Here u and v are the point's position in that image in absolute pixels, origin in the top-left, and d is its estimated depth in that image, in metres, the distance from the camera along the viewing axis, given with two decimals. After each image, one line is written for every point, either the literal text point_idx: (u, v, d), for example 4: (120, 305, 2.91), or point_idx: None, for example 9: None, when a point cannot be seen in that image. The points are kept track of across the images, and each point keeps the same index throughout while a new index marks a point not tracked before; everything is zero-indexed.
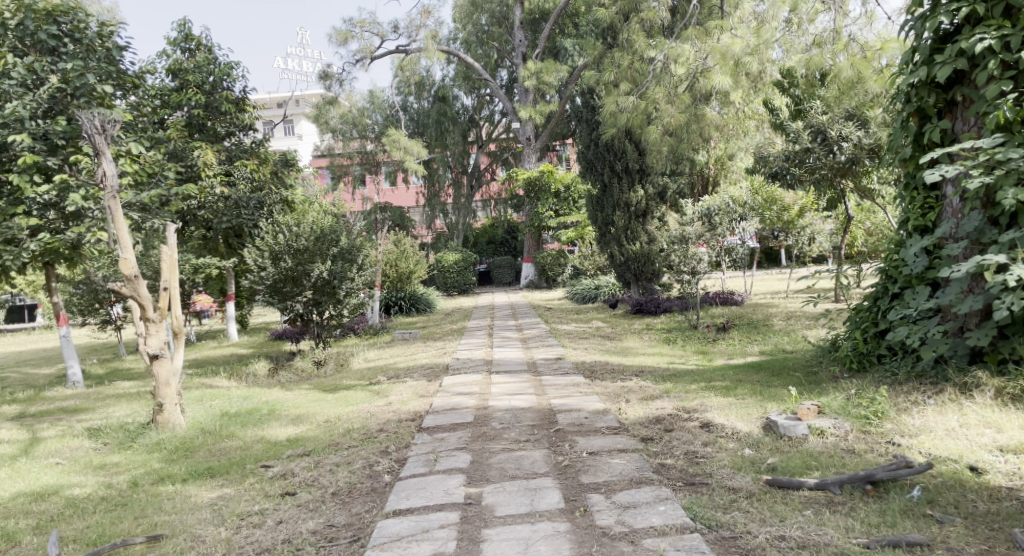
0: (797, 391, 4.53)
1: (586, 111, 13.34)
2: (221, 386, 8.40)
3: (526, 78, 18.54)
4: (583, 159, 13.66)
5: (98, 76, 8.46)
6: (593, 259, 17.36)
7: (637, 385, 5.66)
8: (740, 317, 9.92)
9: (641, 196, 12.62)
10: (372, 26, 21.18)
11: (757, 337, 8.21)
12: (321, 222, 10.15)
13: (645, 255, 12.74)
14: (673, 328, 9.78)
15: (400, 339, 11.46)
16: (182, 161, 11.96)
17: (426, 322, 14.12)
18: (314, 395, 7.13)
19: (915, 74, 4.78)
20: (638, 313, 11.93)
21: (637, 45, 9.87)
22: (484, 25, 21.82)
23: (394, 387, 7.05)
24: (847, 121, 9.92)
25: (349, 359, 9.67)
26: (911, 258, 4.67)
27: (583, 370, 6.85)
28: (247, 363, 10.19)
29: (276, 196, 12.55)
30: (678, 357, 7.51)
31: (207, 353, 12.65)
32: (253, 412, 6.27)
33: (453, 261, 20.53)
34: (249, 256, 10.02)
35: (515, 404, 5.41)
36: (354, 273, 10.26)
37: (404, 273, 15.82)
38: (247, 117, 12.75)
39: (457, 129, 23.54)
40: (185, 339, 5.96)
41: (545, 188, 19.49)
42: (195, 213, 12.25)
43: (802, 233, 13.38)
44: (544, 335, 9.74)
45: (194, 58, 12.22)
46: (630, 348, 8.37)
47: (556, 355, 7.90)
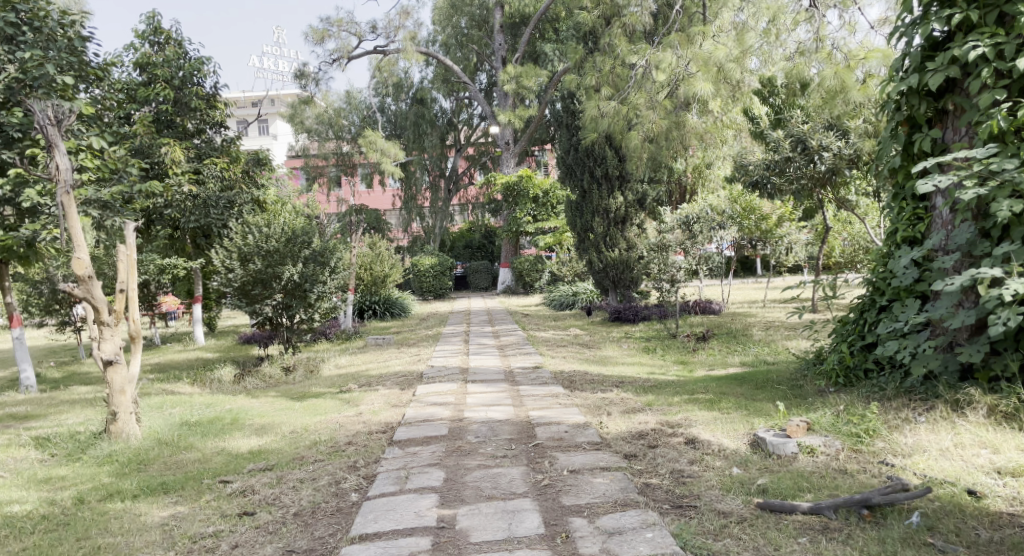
0: (785, 406, 4.37)
1: (566, 116, 13.20)
2: (184, 392, 8.13)
3: (504, 82, 18.38)
4: (562, 164, 13.50)
5: (59, 67, 7.97)
6: (571, 265, 17.19)
7: (618, 397, 5.49)
8: (719, 327, 9.80)
9: (620, 203, 12.48)
10: (349, 25, 20.93)
11: (737, 347, 8.08)
12: (292, 223, 9.88)
13: (624, 262, 12.63)
14: (652, 336, 9.63)
15: (373, 345, 11.22)
16: (150, 158, 11.61)
17: (401, 327, 13.87)
18: (281, 404, 6.89)
19: (906, 82, 4.64)
20: (616, 321, 11.78)
21: (618, 50, 9.75)
22: (463, 28, 21.64)
23: (366, 396, 6.82)
24: (828, 131, 9.82)
25: (319, 365, 9.40)
26: (900, 270, 4.53)
27: (562, 379, 6.66)
28: (214, 368, 9.89)
29: (248, 196, 12.24)
30: (658, 367, 7.35)
31: (174, 356, 12.29)
32: (215, 422, 6.05)
33: (429, 266, 20.25)
34: (217, 257, 9.73)
35: (493, 415, 5.20)
36: (326, 277, 10.00)
37: (379, 277, 15.55)
38: (218, 114, 12.44)
39: (435, 132, 23.31)
40: (142, 344, 5.71)
41: (523, 193, 19.33)
42: (162, 213, 11.91)
43: (782, 242, 13.29)
44: (521, 343, 9.53)
45: (164, 53, 11.90)
46: (609, 357, 8.19)
47: (534, 364, 7.70)
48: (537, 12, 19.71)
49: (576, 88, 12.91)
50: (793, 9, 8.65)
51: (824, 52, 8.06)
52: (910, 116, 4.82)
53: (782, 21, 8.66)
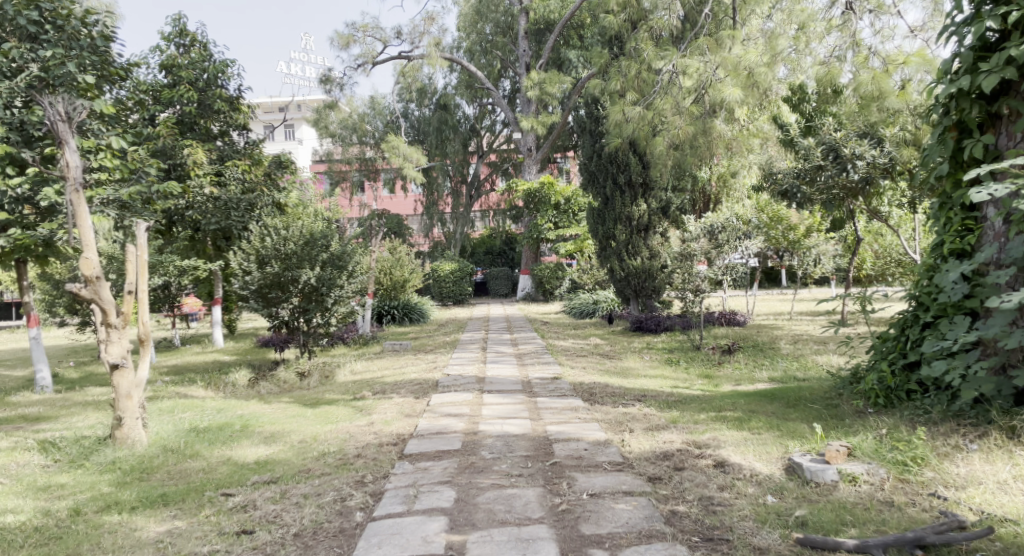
0: (822, 429, 4.09)
1: (590, 122, 12.99)
2: (196, 397, 7.96)
3: (528, 88, 18.19)
4: (585, 171, 13.25)
5: (79, 66, 7.75)
6: (592, 273, 16.91)
7: (640, 412, 5.23)
8: (745, 339, 9.49)
9: (644, 210, 12.23)
10: (375, 30, 20.85)
11: (765, 362, 7.77)
12: (311, 226, 9.71)
13: (647, 271, 12.35)
14: (675, 348, 9.34)
15: (390, 351, 11.01)
16: (171, 160, 11.52)
17: (419, 333, 13.66)
18: (293, 411, 6.70)
19: (957, 84, 4.38)
20: (638, 331, 11.48)
21: (646, 54, 9.51)
22: (489, 34, 21.50)
23: (379, 405, 6.60)
24: (862, 139, 9.44)
25: (334, 371, 9.21)
26: (949, 285, 4.26)
27: (582, 392, 6.41)
28: (228, 371, 9.73)
29: (268, 199, 12.11)
30: (683, 381, 7.06)
31: (190, 359, 12.17)
32: (224, 429, 5.85)
33: (449, 271, 20.08)
34: (235, 259, 9.61)
35: (508, 429, 4.97)
36: (343, 281, 9.82)
37: (398, 282, 15.34)
38: (242, 116, 12.34)
39: (458, 138, 23.15)
40: (152, 347, 5.52)
41: (545, 200, 19.13)
42: (182, 214, 11.80)
43: (811, 253, 12.87)
44: (541, 352, 9.28)
45: (189, 55, 11.83)
46: (631, 369, 7.91)
47: (553, 374, 7.45)
48: (563, 19, 19.54)
49: (601, 94, 12.68)
50: (823, 16, 8.34)
51: (861, 56, 7.72)
52: (960, 120, 4.55)
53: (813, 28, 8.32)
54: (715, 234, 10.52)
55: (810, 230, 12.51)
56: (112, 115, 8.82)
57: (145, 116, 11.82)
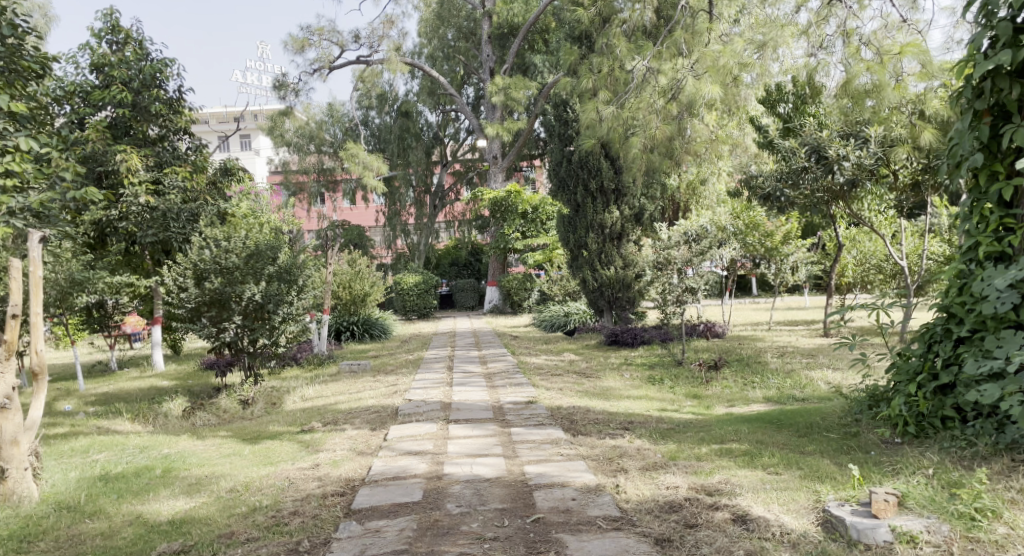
0: (859, 470, 3.56)
1: (557, 125, 12.33)
2: (120, 433, 7.47)
3: (492, 93, 17.57)
4: (554, 177, 12.50)
5: None
6: (562, 284, 16.23)
7: (631, 445, 4.55)
8: (729, 352, 8.86)
9: (616, 218, 11.63)
10: (332, 34, 20.07)
11: (755, 377, 7.12)
12: (257, 236, 8.88)
13: (620, 281, 11.70)
14: (654, 363, 8.69)
15: (348, 372, 10.18)
16: (103, 166, 10.68)
17: (380, 350, 12.87)
18: (227, 450, 6.10)
19: (996, 58, 3.81)
20: (613, 344, 10.79)
21: (619, 49, 8.94)
22: (450, 40, 20.93)
23: (328, 440, 5.97)
24: (847, 139, 8.45)
25: (282, 397, 8.50)
26: (993, 294, 3.70)
27: (560, 419, 5.73)
28: (165, 399, 8.95)
29: (214, 209, 11.23)
30: (669, 403, 6.37)
31: (127, 385, 11.27)
32: (142, 475, 5.35)
33: (413, 284, 19.29)
34: (169, 274, 8.75)
35: (478, 472, 4.27)
36: (294, 297, 9.00)
37: (358, 296, 14.56)
38: (183, 119, 11.46)
39: (421, 146, 22.39)
40: (44, 382, 5.10)
41: (511, 209, 18.48)
42: (116, 226, 11.02)
43: (787, 259, 11.99)
44: (512, 370, 8.56)
45: (124, 53, 10.94)
46: (611, 389, 7.21)
47: (526, 398, 6.70)
48: (527, 23, 18.98)
49: (571, 95, 12.08)
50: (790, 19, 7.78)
51: (851, 47, 7.02)
52: (994, 103, 3.99)
53: (778, 35, 7.57)
54: (694, 240, 9.88)
55: (787, 236, 11.72)
56: (26, 115, 8.17)
57: (74, 119, 10.93)
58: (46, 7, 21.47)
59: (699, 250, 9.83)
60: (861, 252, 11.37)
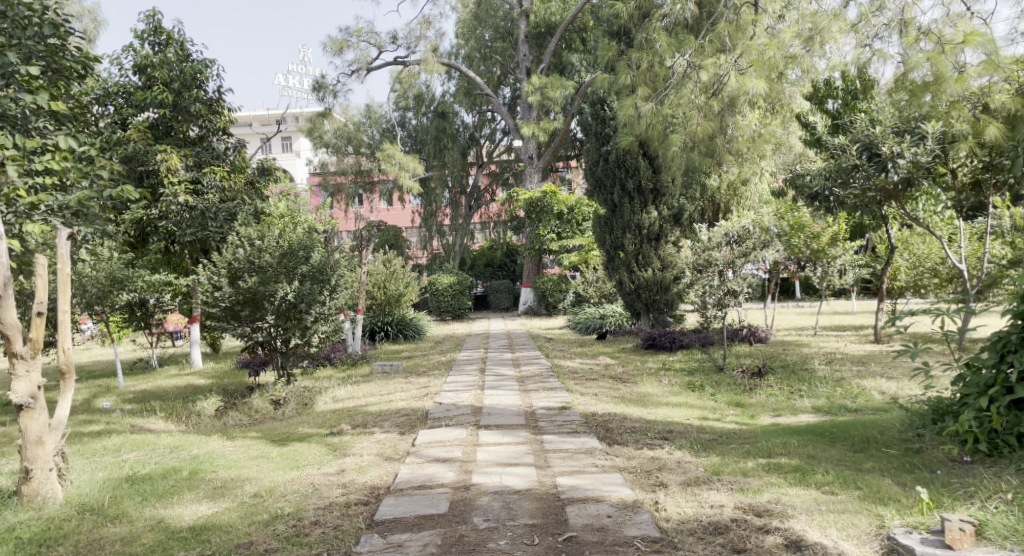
0: (930, 493, 3.34)
1: (595, 124, 12.05)
2: (152, 432, 7.39)
3: (528, 93, 17.35)
4: (591, 177, 12.19)
5: (24, 55, 7.85)
6: (598, 286, 15.93)
7: (672, 457, 4.28)
8: (773, 358, 8.49)
9: (654, 218, 11.33)
10: (370, 35, 20.04)
11: (801, 385, 6.79)
12: (290, 235, 8.77)
13: (659, 283, 11.38)
14: (694, 368, 8.35)
15: (379, 373, 10.03)
16: (144, 166, 10.71)
17: (414, 351, 12.70)
18: (255, 452, 5.95)
19: None
20: (651, 348, 10.48)
21: (658, 44, 8.56)
22: (488, 41, 20.70)
23: (357, 443, 5.79)
24: (901, 136, 8.05)
25: (314, 398, 8.37)
26: None
27: (595, 426, 5.48)
28: (197, 398, 8.88)
29: (250, 208, 11.18)
30: (710, 411, 6.06)
31: (162, 383, 11.28)
32: (169, 477, 5.19)
33: (448, 284, 19.14)
34: (203, 272, 8.67)
35: (508, 483, 4.03)
36: (326, 297, 8.86)
37: (393, 296, 14.45)
38: (222, 120, 11.44)
39: (457, 147, 22.27)
40: (71, 381, 4.88)
41: (547, 209, 18.24)
42: (156, 225, 11.06)
43: (834, 262, 11.55)
44: (546, 374, 8.30)
45: (165, 54, 10.93)
46: (649, 395, 6.91)
47: (561, 404, 6.45)
48: (564, 21, 18.73)
49: (608, 94, 11.79)
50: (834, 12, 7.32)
51: (908, 36, 6.48)
52: None
53: (826, 30, 7.21)
54: (737, 241, 9.50)
55: (834, 238, 11.29)
56: (66, 114, 8.19)
57: (116, 120, 11.00)
58: (94, 11, 21.79)
59: (743, 250, 9.43)
60: (913, 254, 10.87)
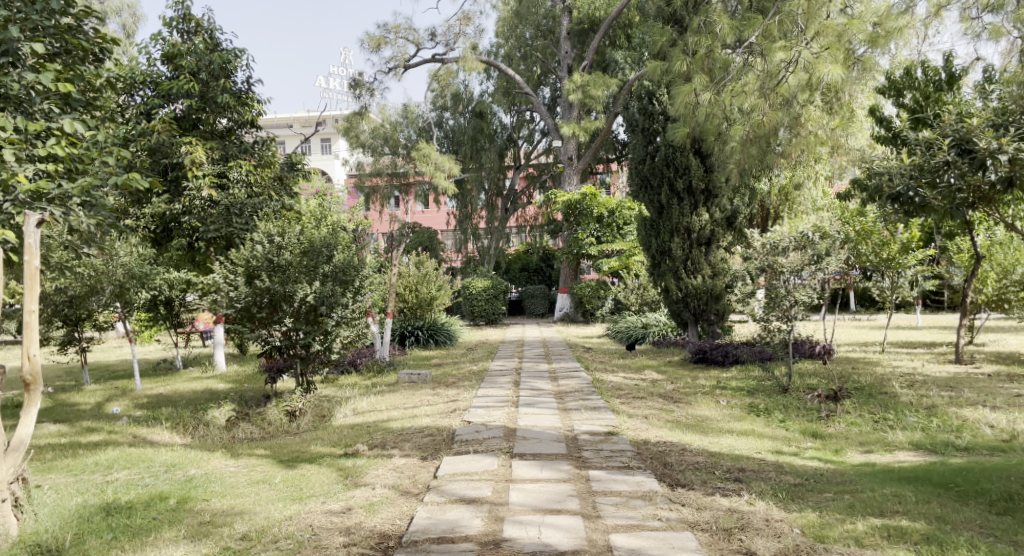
0: None
1: (641, 119, 11.16)
2: (154, 445, 6.72)
3: (569, 91, 16.62)
4: (636, 177, 11.28)
5: (29, 31, 7.16)
6: (640, 292, 15.02)
7: (754, 509, 3.55)
8: (845, 379, 7.56)
9: (704, 221, 10.42)
10: (408, 31, 19.40)
11: (886, 413, 5.88)
12: (313, 232, 8.07)
13: (709, 291, 10.45)
14: (755, 388, 7.41)
15: (406, 382, 9.27)
16: (169, 158, 10.16)
17: (444, 358, 11.92)
18: (260, 475, 5.24)
19: None
20: (701, 362, 9.58)
21: (718, 27, 7.70)
22: (528, 39, 19.93)
23: (371, 469, 5.04)
24: (1003, 129, 7.04)
25: (333, 410, 7.63)
26: None
27: (650, 459, 4.66)
28: (210, 406, 8.18)
29: (276, 205, 10.51)
30: (783, 443, 5.18)
31: (181, 386, 10.68)
32: (152, 505, 4.53)
33: (481, 288, 18.37)
34: (218, 270, 7.98)
35: (549, 540, 3.30)
36: (348, 299, 8.07)
37: (425, 299, 13.69)
38: (251, 112, 10.76)
39: (494, 148, 21.49)
40: (39, 393, 4.28)
41: (586, 212, 17.40)
42: (180, 220, 10.47)
43: (904, 272, 10.46)
44: (586, 390, 7.45)
45: (193, 43, 10.29)
46: (707, 420, 6.03)
47: (607, 428, 5.62)
48: (609, 17, 17.80)
49: (658, 85, 10.90)
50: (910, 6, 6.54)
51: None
52: None
53: None
54: (809, 247, 8.41)
55: (907, 247, 10.17)
56: (77, 97, 7.47)
57: (143, 110, 10.43)
58: (134, 6, 21.46)
59: (814, 257, 8.33)
60: (997, 265, 9.84)
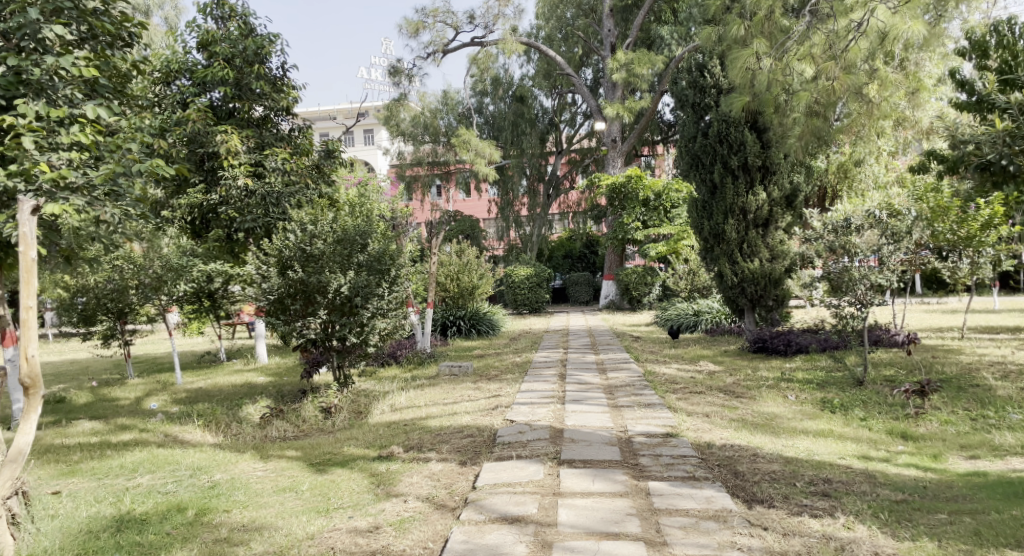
0: None
1: (691, 93, 10.44)
2: (184, 445, 6.34)
3: (613, 70, 15.92)
4: (686, 156, 10.58)
5: (52, 14, 6.47)
6: (690, 277, 14.33)
7: (856, 536, 3.29)
8: (927, 369, 6.90)
9: (762, 200, 9.69)
10: (446, 15, 18.89)
11: (984, 411, 5.29)
12: (347, 220, 7.59)
13: (767, 276, 9.74)
14: (825, 381, 6.76)
15: (447, 375, 8.80)
16: (204, 147, 9.71)
17: (487, 349, 11.44)
18: (289, 480, 4.80)
19: None
20: (761, 350, 8.92)
21: None
22: (570, 19, 19.26)
23: (407, 475, 4.57)
24: None
25: (370, 406, 7.20)
26: None
27: (716, 465, 4.14)
28: (244, 402, 7.78)
29: (313, 193, 10.07)
30: (870, 446, 4.64)
31: (219, 380, 10.41)
32: (168, 517, 4.10)
33: (525, 276, 17.83)
34: (249, 260, 7.54)
35: None
36: (384, 290, 7.60)
37: (466, 288, 13.20)
38: (287, 98, 10.23)
39: (536, 132, 20.82)
40: (41, 397, 3.89)
41: (632, 195, 16.74)
42: (217, 211, 9.96)
43: (985, 251, 9.60)
44: (639, 385, 6.87)
45: (227, 29, 9.87)
46: (777, 418, 5.44)
47: (664, 428, 5.05)
48: None
49: (710, 57, 10.20)
50: None
51: None
52: None
53: None
54: (886, 224, 7.65)
55: (989, 224, 9.33)
56: (104, 83, 6.80)
57: (178, 99, 9.97)
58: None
59: (893, 234, 7.55)
60: None
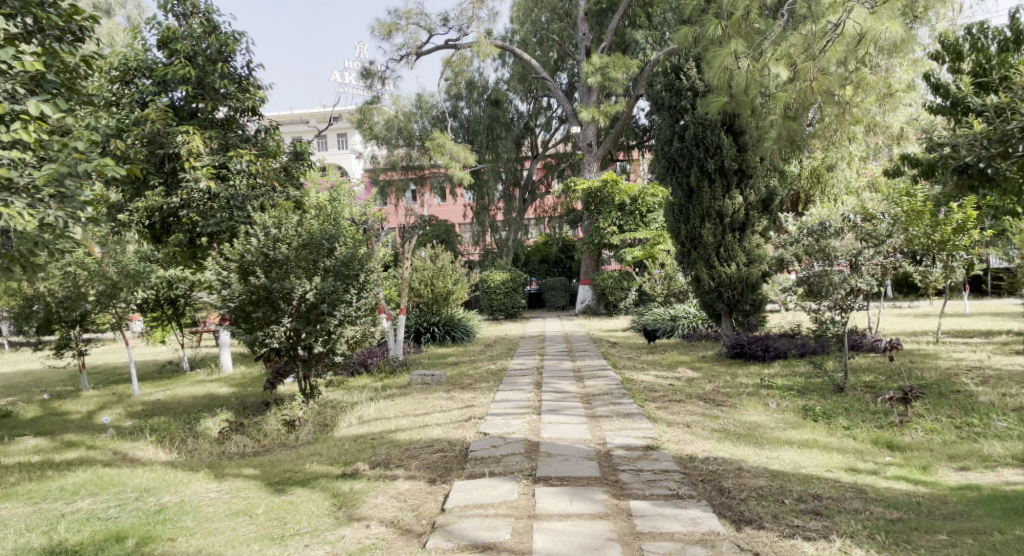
0: None
1: (667, 96, 10.25)
2: (135, 463, 5.98)
3: (588, 74, 15.72)
4: (661, 159, 10.38)
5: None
6: (667, 282, 14.15)
7: None
8: (908, 374, 6.75)
9: (739, 204, 9.54)
10: (419, 17, 18.61)
11: (970, 419, 5.13)
12: (311, 224, 7.27)
13: (744, 280, 9.56)
14: (806, 388, 6.57)
15: (418, 384, 8.50)
16: (164, 149, 9.29)
17: (460, 356, 11.15)
18: (243, 502, 4.50)
19: None
20: (739, 356, 8.73)
21: None
22: (544, 23, 19.09)
23: (370, 495, 4.28)
24: None
25: (337, 418, 6.88)
26: None
27: (701, 480, 3.91)
28: (203, 415, 7.41)
29: (280, 196, 9.71)
30: (857, 458, 4.44)
31: (181, 391, 10.01)
32: (106, 548, 3.79)
33: (500, 281, 17.56)
34: (209, 267, 7.19)
35: None
36: (352, 297, 7.29)
37: (440, 294, 12.91)
38: (252, 98, 9.78)
39: (510, 136, 20.58)
40: None
41: (607, 200, 16.56)
42: (178, 215, 9.60)
43: (958, 254, 9.50)
44: (616, 394, 6.63)
45: (189, 27, 9.50)
46: (760, 427, 5.22)
47: (645, 441, 4.80)
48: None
49: (686, 59, 10.02)
50: None
51: None
52: None
53: None
54: (865, 227, 7.49)
55: (963, 226, 9.20)
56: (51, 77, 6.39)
57: (137, 99, 9.54)
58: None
59: (872, 238, 7.40)
60: None
